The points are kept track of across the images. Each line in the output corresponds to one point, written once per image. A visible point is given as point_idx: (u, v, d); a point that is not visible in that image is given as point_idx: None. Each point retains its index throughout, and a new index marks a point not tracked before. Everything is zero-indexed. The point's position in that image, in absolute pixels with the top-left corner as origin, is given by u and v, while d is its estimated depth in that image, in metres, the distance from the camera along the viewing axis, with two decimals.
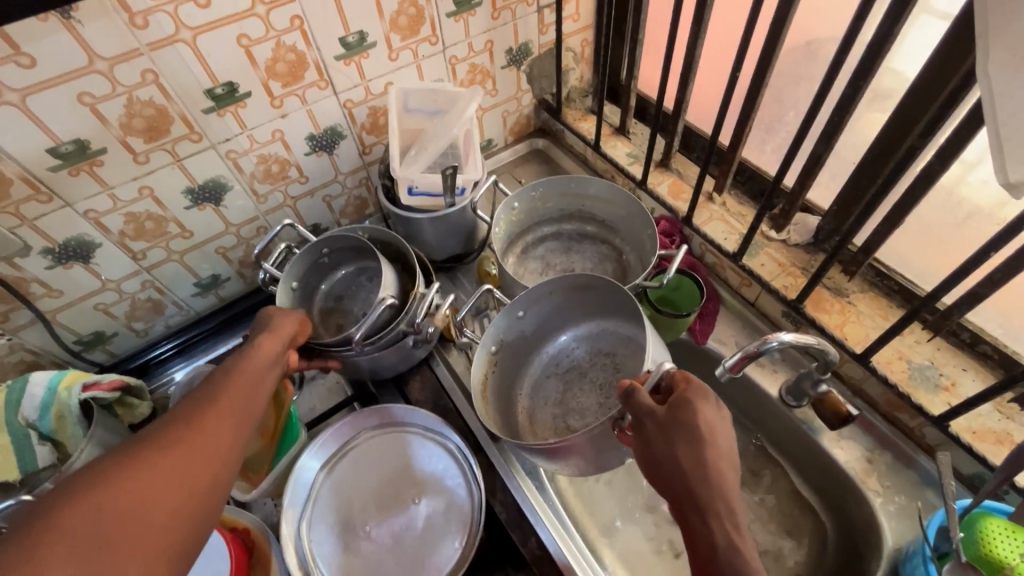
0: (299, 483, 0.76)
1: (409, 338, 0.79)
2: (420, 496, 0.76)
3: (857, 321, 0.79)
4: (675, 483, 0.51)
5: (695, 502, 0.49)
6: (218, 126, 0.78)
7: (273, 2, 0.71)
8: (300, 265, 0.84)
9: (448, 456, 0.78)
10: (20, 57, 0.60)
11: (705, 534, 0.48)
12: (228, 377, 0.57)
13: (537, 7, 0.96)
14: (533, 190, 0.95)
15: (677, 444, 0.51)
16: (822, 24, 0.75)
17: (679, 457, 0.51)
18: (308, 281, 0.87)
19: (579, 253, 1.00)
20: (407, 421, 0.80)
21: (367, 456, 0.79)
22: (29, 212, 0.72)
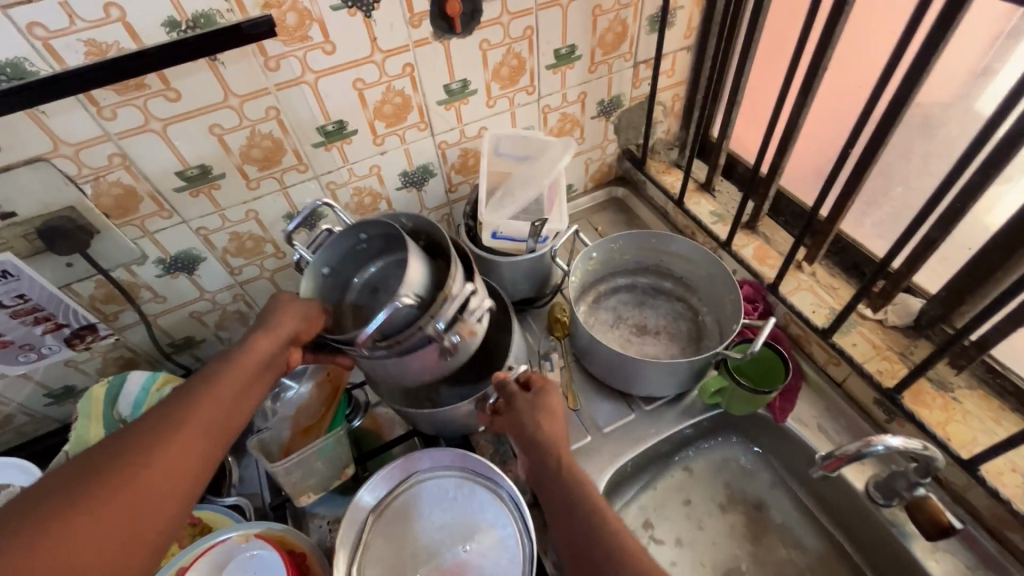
0: (354, 522, 0.75)
1: (435, 348, 0.68)
2: (471, 544, 0.73)
3: (963, 421, 0.72)
4: (525, 442, 0.65)
5: (538, 446, 0.64)
6: (324, 159, 0.83)
7: (390, 50, 0.76)
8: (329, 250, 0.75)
9: (500, 505, 0.75)
10: (169, 92, 0.67)
11: (550, 474, 0.62)
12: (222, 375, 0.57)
13: (634, 62, 0.97)
14: (612, 242, 0.94)
15: (519, 407, 0.67)
16: (946, 102, 0.71)
17: (522, 419, 0.66)
18: (340, 267, 0.78)
19: (653, 308, 0.97)
20: (457, 465, 0.79)
21: (416, 501, 0.77)
22: (152, 226, 0.79)
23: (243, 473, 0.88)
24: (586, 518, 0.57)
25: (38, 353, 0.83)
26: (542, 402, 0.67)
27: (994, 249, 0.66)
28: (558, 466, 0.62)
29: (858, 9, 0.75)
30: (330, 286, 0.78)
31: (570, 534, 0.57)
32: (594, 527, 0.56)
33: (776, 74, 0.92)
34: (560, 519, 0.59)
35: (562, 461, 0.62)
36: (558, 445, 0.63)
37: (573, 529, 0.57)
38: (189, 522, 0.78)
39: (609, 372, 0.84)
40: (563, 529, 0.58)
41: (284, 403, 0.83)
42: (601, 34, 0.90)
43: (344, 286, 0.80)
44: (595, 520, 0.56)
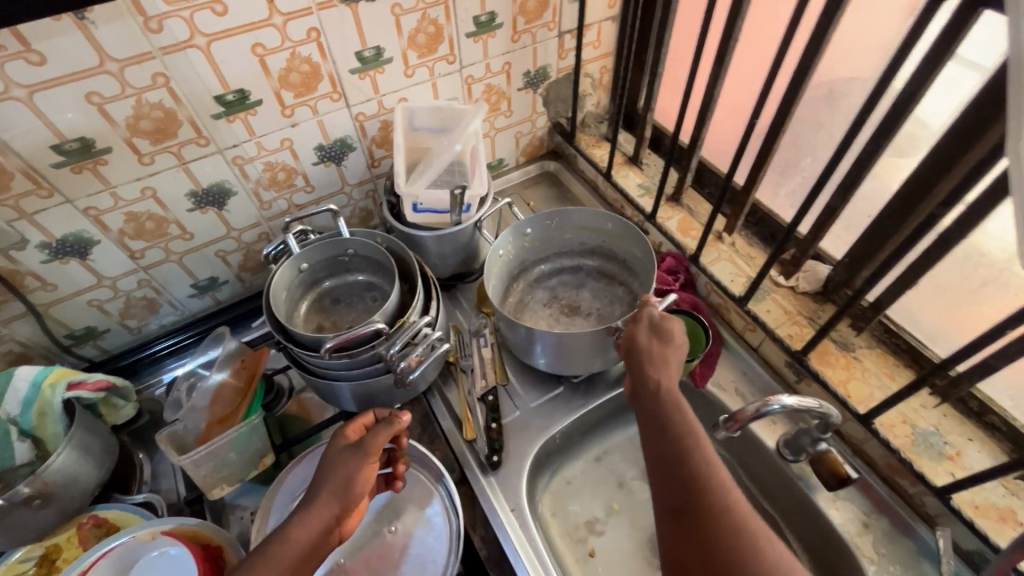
0: (272, 509, 0.72)
1: (382, 366, 0.74)
2: (396, 523, 0.72)
3: (862, 379, 0.77)
4: (633, 360, 0.64)
5: (645, 361, 0.62)
6: (226, 132, 0.78)
7: (290, 13, 0.71)
8: (309, 255, 0.81)
9: (426, 484, 0.75)
10: (30, 55, 0.60)
11: (647, 392, 0.60)
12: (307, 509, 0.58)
13: (558, 32, 0.96)
14: (547, 218, 0.93)
15: (637, 327, 0.66)
16: (846, 74, 0.73)
17: (637, 337, 0.65)
18: (318, 270, 0.85)
19: (592, 289, 0.96)
20: None
21: None
22: (29, 206, 0.71)
23: (155, 468, 0.83)
24: (678, 436, 0.54)
25: None
26: (664, 330, 0.64)
27: (888, 215, 0.69)
28: (659, 387, 0.59)
29: None
30: (304, 283, 0.84)
31: (656, 449, 0.55)
32: (685, 450, 0.53)
33: (687, 46, 0.94)
34: (647, 436, 0.57)
35: (666, 383, 0.59)
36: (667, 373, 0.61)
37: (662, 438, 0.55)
38: (93, 523, 0.74)
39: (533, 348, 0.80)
40: (649, 443, 0.56)
41: (197, 394, 0.76)
42: (522, 1, 0.87)
43: (316, 283, 0.86)
44: (684, 444, 0.53)
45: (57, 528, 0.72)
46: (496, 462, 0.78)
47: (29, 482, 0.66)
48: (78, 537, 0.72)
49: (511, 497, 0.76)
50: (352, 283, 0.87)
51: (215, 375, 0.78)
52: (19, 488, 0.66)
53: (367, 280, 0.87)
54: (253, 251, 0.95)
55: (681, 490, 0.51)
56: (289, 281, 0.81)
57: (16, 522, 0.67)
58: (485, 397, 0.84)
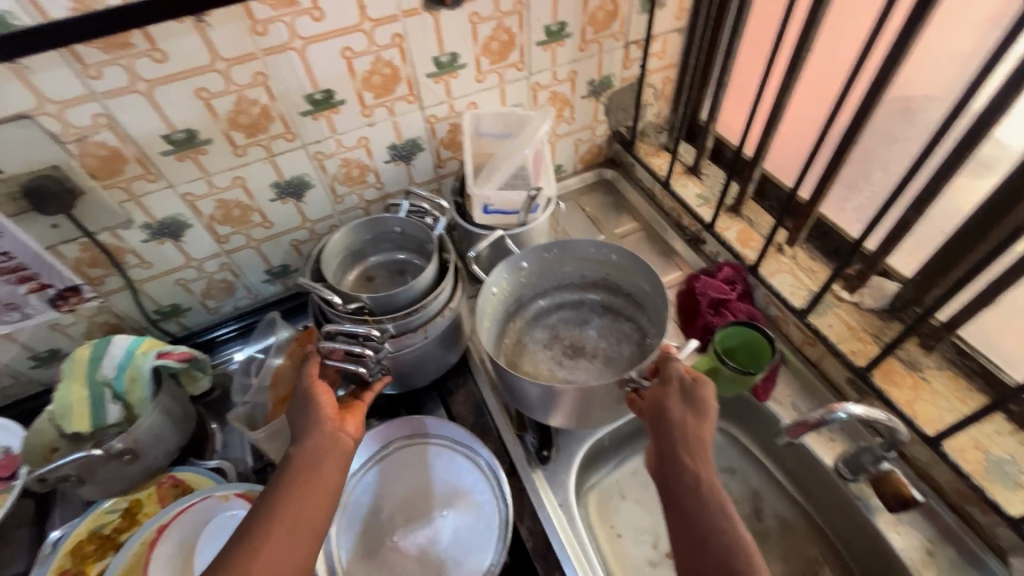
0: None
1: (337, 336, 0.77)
2: (447, 508, 0.75)
3: (931, 400, 0.74)
4: (664, 444, 0.59)
5: (679, 447, 0.58)
6: (312, 128, 0.83)
7: (378, 19, 0.76)
8: (376, 225, 0.87)
9: (477, 472, 0.77)
10: (155, 52, 0.67)
11: (684, 487, 0.56)
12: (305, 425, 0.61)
13: (625, 42, 0.98)
14: (545, 251, 0.87)
15: (668, 395, 0.61)
16: (924, 87, 0.72)
17: (668, 407, 0.61)
18: (363, 246, 0.90)
19: (598, 326, 0.92)
20: (437, 433, 0.81)
21: (395, 467, 0.79)
22: (138, 189, 0.78)
23: (225, 439, 0.89)
24: (726, 549, 0.51)
25: (22, 313, 0.83)
26: (697, 400, 0.60)
27: (968, 231, 0.67)
28: (696, 484, 0.55)
29: None
30: (350, 257, 0.90)
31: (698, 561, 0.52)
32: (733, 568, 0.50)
33: (758, 55, 0.93)
34: (686, 549, 0.53)
35: (703, 478, 0.55)
36: (699, 459, 0.57)
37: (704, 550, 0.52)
38: (171, 483, 0.79)
39: (524, 396, 0.72)
40: (689, 553, 0.53)
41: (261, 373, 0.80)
42: (592, 12, 0.90)
43: (361, 260, 0.91)
44: (732, 560, 0.50)
45: (140, 484, 0.78)
46: (545, 457, 0.79)
47: (122, 438, 0.72)
48: (157, 495, 0.78)
49: (559, 492, 0.77)
50: (394, 263, 0.92)
51: (272, 359, 0.81)
52: (114, 443, 0.72)
53: (407, 260, 0.91)
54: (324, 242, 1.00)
55: None
56: (337, 254, 0.86)
57: (108, 474, 0.74)
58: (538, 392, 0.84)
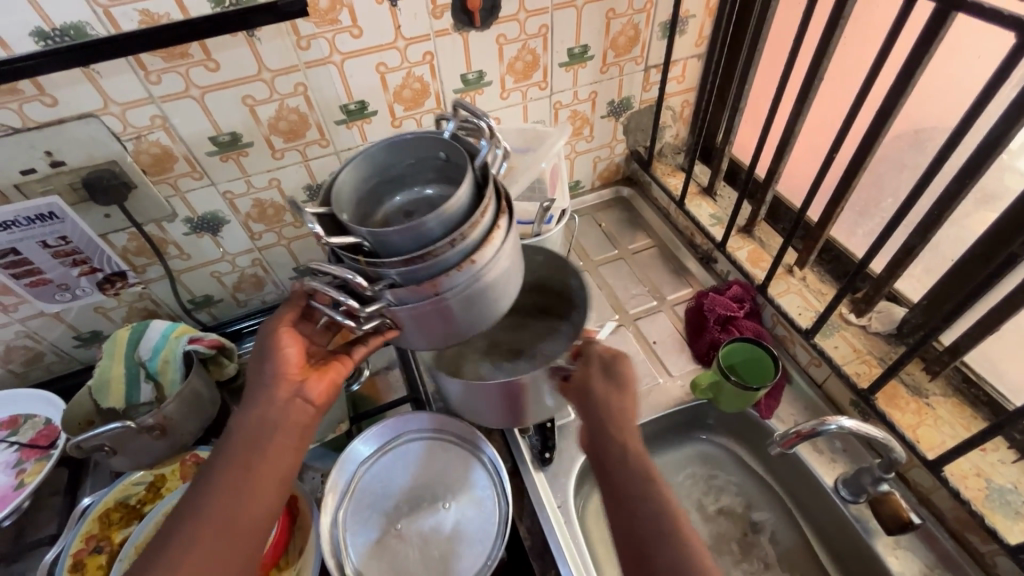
0: (345, 467, 0.80)
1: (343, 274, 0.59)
2: (449, 502, 0.77)
3: (934, 426, 0.75)
4: (592, 419, 0.62)
5: (606, 419, 0.61)
6: (345, 136, 0.89)
7: (412, 38, 0.82)
8: (407, 144, 0.61)
9: (479, 468, 0.80)
10: (209, 62, 0.74)
11: (616, 458, 0.58)
12: (256, 398, 0.60)
13: (645, 66, 1.02)
14: None
15: (593, 374, 0.65)
16: (932, 117, 0.75)
17: (593, 385, 0.64)
18: (380, 179, 0.64)
19: (536, 329, 0.96)
20: (443, 428, 0.84)
21: (402, 459, 0.82)
22: (184, 186, 0.85)
23: None
24: (655, 513, 0.53)
25: (72, 295, 0.90)
26: (617, 376, 0.64)
27: (973, 258, 0.69)
28: (626, 454, 0.58)
29: (855, 23, 0.78)
30: (373, 189, 0.64)
31: (631, 527, 0.53)
32: (664, 529, 0.52)
33: (772, 81, 0.97)
34: (619, 517, 0.54)
35: (634, 448, 0.58)
36: (627, 431, 0.60)
37: (636, 516, 0.53)
38: (194, 461, 0.83)
39: (456, 388, 0.76)
40: (620, 520, 0.54)
41: None
42: (613, 37, 0.95)
43: (381, 201, 0.65)
44: (663, 522, 0.52)
45: (166, 459, 0.83)
46: (547, 459, 0.81)
47: (152, 414, 0.78)
48: (180, 471, 0.82)
49: (559, 494, 0.80)
50: (424, 199, 0.64)
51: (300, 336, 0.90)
52: (144, 418, 0.77)
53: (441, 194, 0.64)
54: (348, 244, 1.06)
55: None
56: (356, 192, 0.64)
57: (139, 447, 0.79)
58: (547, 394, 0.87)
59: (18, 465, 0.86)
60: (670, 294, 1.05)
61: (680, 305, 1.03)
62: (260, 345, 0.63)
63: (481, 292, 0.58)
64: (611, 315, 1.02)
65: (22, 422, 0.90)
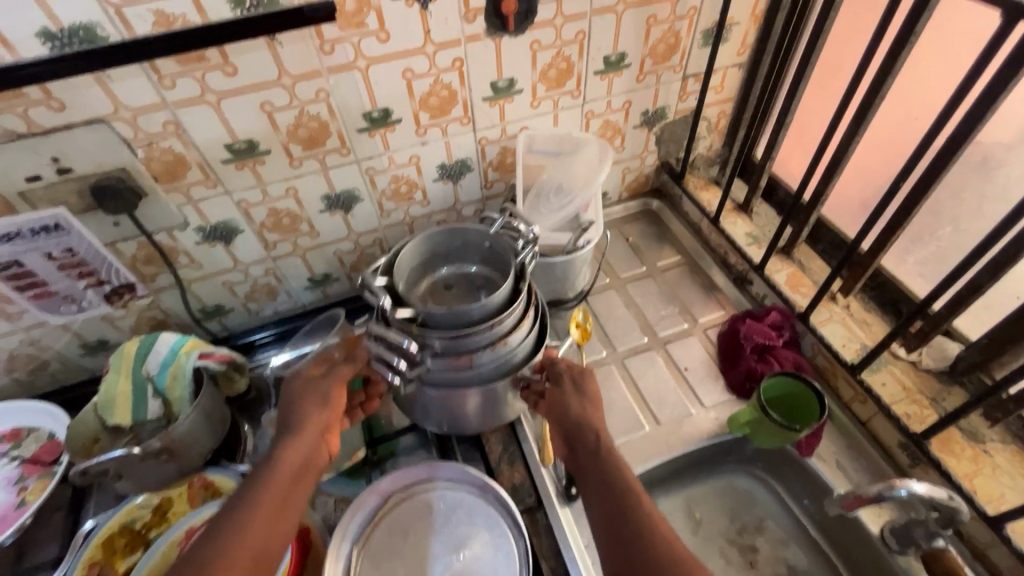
0: (346, 535, 0.72)
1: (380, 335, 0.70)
2: (463, 551, 0.71)
3: (992, 476, 0.70)
4: (566, 423, 0.68)
5: (574, 419, 0.67)
6: (367, 145, 0.84)
7: (441, 43, 0.77)
8: (468, 233, 0.80)
9: (485, 507, 0.74)
10: (226, 66, 0.69)
11: (587, 449, 0.64)
12: (302, 427, 0.65)
13: (683, 75, 0.97)
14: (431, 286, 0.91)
15: (564, 388, 0.69)
16: (1005, 145, 0.69)
17: (564, 395, 0.69)
18: (435, 256, 0.83)
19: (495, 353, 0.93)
20: (433, 477, 0.77)
21: (399, 524, 0.74)
22: (196, 194, 0.81)
23: (257, 443, 0.88)
24: (620, 489, 0.59)
25: (79, 306, 0.86)
26: (587, 389, 0.69)
27: None
28: (597, 444, 0.64)
29: (924, 42, 0.74)
30: (431, 258, 0.83)
31: (601, 507, 0.59)
32: (627, 504, 0.58)
33: (829, 101, 0.92)
34: (593, 500, 0.60)
35: (603, 439, 0.64)
36: (596, 424, 0.66)
37: (604, 495, 0.59)
38: (202, 484, 0.79)
39: (432, 414, 0.77)
40: (592, 502, 0.60)
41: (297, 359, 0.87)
42: (653, 44, 0.89)
43: (432, 270, 0.84)
44: (626, 500, 0.58)
45: (173, 483, 0.79)
46: (571, 496, 0.78)
47: (160, 437, 0.73)
48: (187, 495, 0.79)
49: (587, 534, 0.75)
50: (464, 276, 0.84)
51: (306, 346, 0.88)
52: (152, 441, 0.73)
53: (479, 274, 0.84)
54: (366, 253, 1.01)
55: (626, 552, 0.55)
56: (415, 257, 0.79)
57: (145, 471, 0.75)
58: None
59: (19, 482, 0.83)
60: (702, 316, 0.99)
61: (711, 328, 0.98)
62: (305, 376, 0.69)
63: (497, 366, 0.73)
64: (639, 337, 0.97)
65: (24, 435, 0.87)
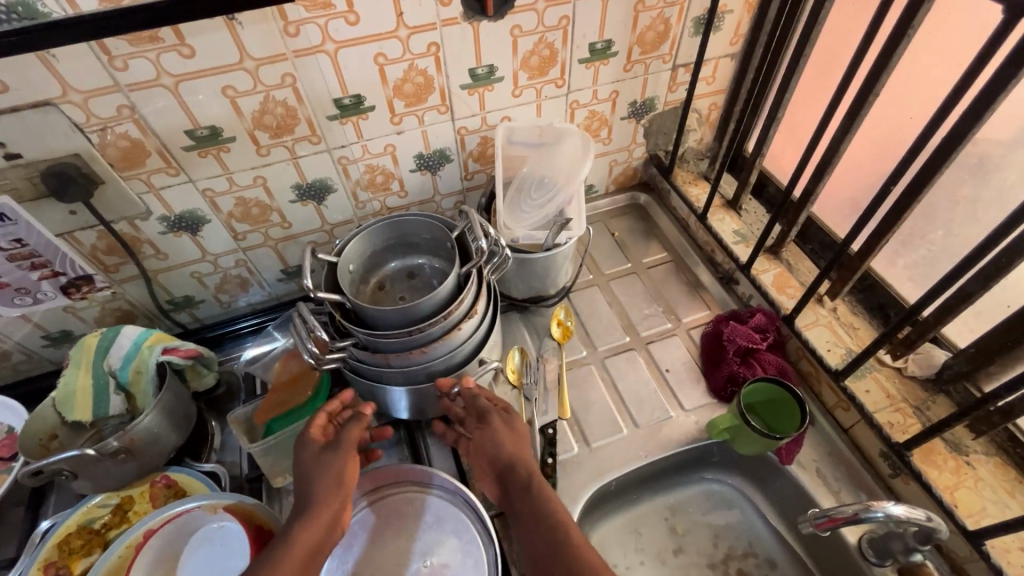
0: None
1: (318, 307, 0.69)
2: (431, 558, 0.69)
3: (974, 489, 0.68)
4: (496, 461, 0.68)
5: (501, 458, 0.67)
6: (338, 133, 0.81)
7: (415, 27, 0.73)
8: (433, 227, 0.79)
9: (454, 512, 0.72)
10: (183, 48, 0.65)
11: (519, 484, 0.65)
12: (319, 500, 0.61)
13: (673, 65, 0.93)
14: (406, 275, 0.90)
15: (489, 425, 0.70)
16: (1003, 147, 0.66)
17: (490, 433, 0.69)
18: (401, 243, 0.82)
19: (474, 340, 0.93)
20: (402, 480, 0.75)
21: (365, 529, 0.72)
22: (158, 182, 0.77)
23: (225, 438, 0.85)
24: (551, 530, 0.60)
25: (34, 298, 0.82)
26: (513, 424, 0.70)
27: None
28: (529, 480, 0.65)
29: (922, 37, 0.70)
30: (396, 244, 0.82)
31: (536, 548, 0.60)
32: (558, 544, 0.58)
33: (819, 98, 0.89)
34: (529, 540, 0.61)
35: (534, 473, 0.65)
36: (526, 459, 0.67)
37: (537, 536, 0.60)
38: (164, 483, 0.77)
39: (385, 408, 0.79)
40: (529, 541, 0.61)
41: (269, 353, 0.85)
42: (641, 32, 0.85)
43: (401, 255, 0.83)
44: (560, 537, 0.59)
45: (134, 481, 0.76)
46: None
47: (118, 437, 0.71)
48: (149, 494, 0.77)
49: None
50: (426, 265, 0.83)
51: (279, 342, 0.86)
52: (108, 442, 0.70)
53: (440, 266, 0.81)
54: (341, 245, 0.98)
55: None
56: (376, 241, 0.79)
57: (103, 472, 0.72)
58: (544, 429, 0.81)
59: None
60: (686, 315, 0.97)
61: (696, 328, 0.95)
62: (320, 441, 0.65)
63: (419, 372, 0.74)
64: (621, 337, 0.94)
65: None
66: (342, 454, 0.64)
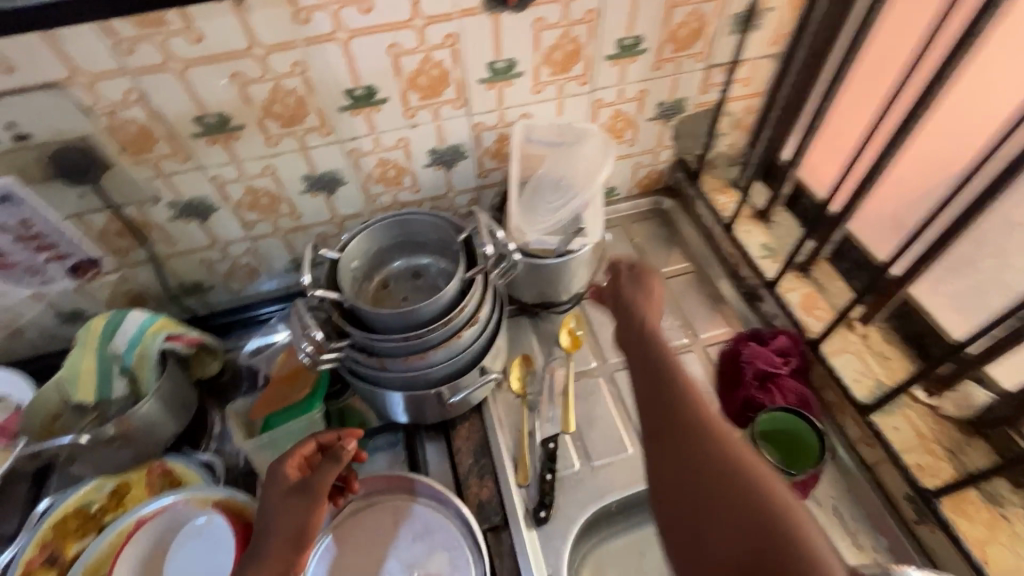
0: None
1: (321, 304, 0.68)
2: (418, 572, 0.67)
3: (1007, 544, 0.63)
4: (619, 307, 0.64)
5: (625, 309, 0.63)
6: (349, 125, 0.78)
7: (432, 17, 0.69)
8: (440, 227, 0.76)
9: (445, 526, 0.70)
10: (190, 32, 0.63)
11: (637, 334, 0.60)
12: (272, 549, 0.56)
13: (706, 64, 0.87)
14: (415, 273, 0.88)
15: (618, 282, 0.66)
16: None
17: (622, 289, 0.65)
18: (408, 241, 0.79)
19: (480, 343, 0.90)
20: (394, 488, 0.73)
21: (352, 536, 0.70)
22: (166, 168, 0.75)
23: (224, 428, 0.85)
24: (669, 374, 0.54)
25: (44, 278, 0.83)
26: (645, 284, 0.65)
27: None
28: (649, 332, 0.59)
29: (993, 41, 0.60)
30: (403, 243, 0.79)
31: (652, 381, 0.54)
32: (672, 390, 0.53)
33: (870, 107, 0.78)
34: (640, 383, 0.55)
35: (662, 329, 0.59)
36: (653, 318, 0.61)
37: (648, 376, 0.55)
38: (161, 471, 0.77)
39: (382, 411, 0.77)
40: (637, 380, 0.56)
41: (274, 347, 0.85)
42: (674, 28, 0.80)
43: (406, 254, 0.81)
44: (671, 384, 0.53)
45: (132, 467, 0.77)
46: (541, 518, 0.73)
47: (115, 423, 0.71)
48: (146, 480, 0.76)
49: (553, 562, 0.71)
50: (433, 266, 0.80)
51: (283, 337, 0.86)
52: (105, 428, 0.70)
53: (446, 269, 0.79)
54: None
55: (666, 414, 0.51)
56: (382, 238, 0.77)
57: (100, 456, 0.72)
58: (546, 443, 0.78)
59: None
60: (704, 331, 0.91)
61: (715, 345, 0.90)
62: (290, 481, 0.60)
63: (416, 378, 0.71)
64: None
65: None
66: (307, 502, 0.58)
